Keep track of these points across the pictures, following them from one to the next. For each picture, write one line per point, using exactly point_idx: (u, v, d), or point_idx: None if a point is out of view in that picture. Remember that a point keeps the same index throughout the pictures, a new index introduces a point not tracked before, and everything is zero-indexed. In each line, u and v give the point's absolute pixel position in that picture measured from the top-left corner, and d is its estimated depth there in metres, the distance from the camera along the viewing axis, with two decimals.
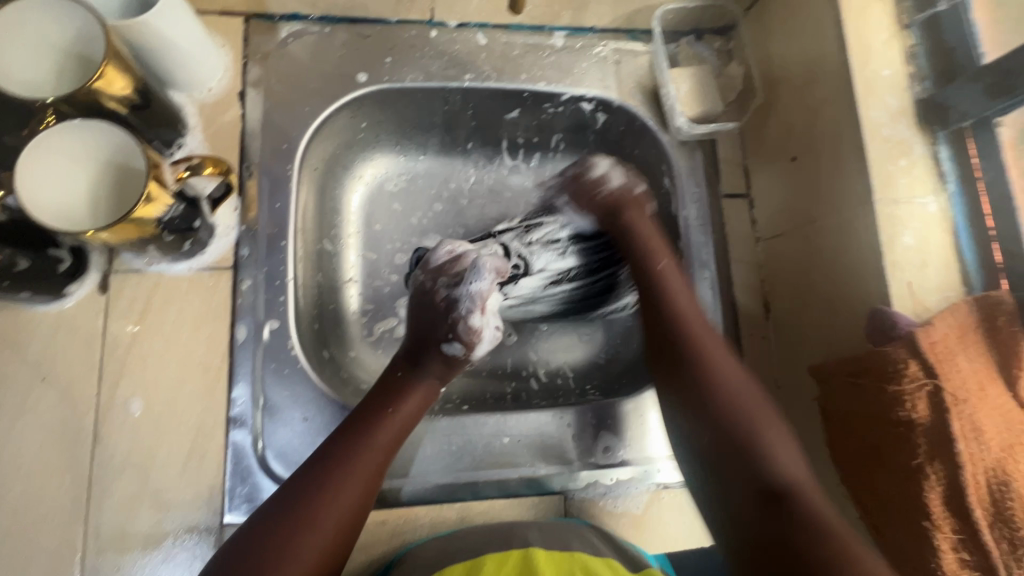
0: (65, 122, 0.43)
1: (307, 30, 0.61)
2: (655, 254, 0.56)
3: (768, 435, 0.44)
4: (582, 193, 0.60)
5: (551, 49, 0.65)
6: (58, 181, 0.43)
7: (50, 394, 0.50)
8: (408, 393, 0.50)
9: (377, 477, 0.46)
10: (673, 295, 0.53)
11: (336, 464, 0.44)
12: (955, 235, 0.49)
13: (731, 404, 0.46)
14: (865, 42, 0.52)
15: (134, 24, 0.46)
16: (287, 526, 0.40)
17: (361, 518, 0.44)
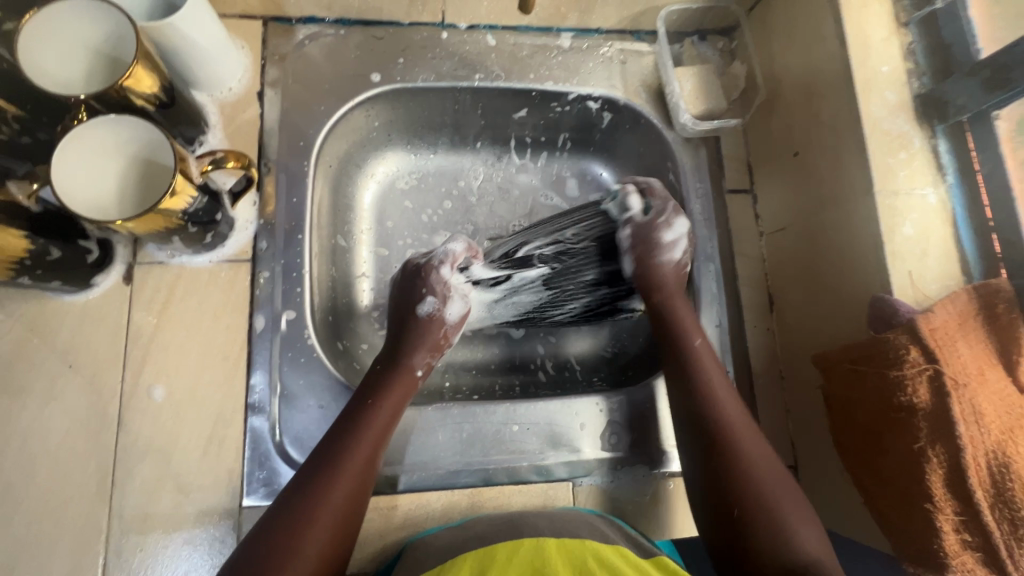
0: (99, 118, 0.45)
1: (323, 33, 0.63)
2: (690, 331, 0.56)
3: (793, 517, 0.46)
4: (654, 249, 0.57)
5: (559, 49, 0.67)
6: (95, 178, 0.46)
7: (77, 380, 0.52)
8: (391, 386, 0.52)
9: (369, 470, 0.48)
10: (706, 379, 0.53)
11: (327, 462, 0.46)
12: (954, 226, 0.50)
13: (756, 482, 0.47)
14: (865, 40, 0.53)
15: (162, 26, 0.49)
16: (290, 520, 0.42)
17: (359, 510, 0.46)
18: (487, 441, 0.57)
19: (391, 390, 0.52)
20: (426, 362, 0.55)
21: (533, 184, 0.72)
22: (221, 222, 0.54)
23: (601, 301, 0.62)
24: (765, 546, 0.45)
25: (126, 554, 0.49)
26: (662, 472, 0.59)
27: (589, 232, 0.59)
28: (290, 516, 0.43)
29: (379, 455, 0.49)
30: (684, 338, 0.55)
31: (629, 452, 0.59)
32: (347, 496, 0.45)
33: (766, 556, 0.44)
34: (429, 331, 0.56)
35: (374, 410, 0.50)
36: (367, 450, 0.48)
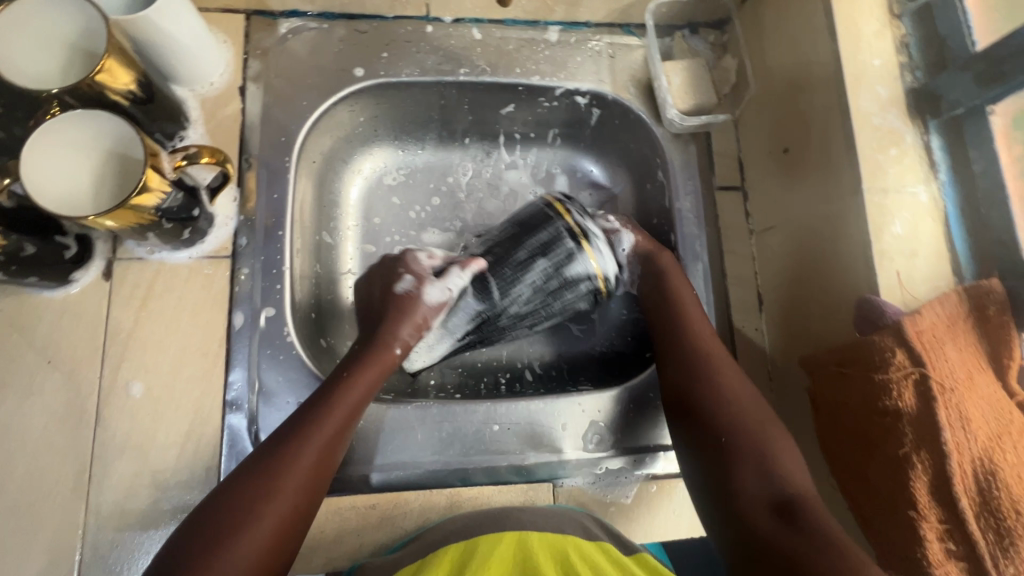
0: (94, 130, 0.46)
1: (306, 27, 0.63)
2: (680, 287, 0.57)
3: (777, 448, 0.46)
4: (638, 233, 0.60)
5: (545, 43, 0.66)
6: (53, 170, 0.45)
7: (55, 376, 0.52)
8: (369, 356, 0.51)
9: (340, 437, 0.47)
10: (696, 332, 0.54)
11: (299, 429, 0.45)
12: (946, 224, 0.48)
13: (739, 419, 0.48)
14: (856, 33, 0.52)
15: (136, 20, 0.48)
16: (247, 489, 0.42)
17: (321, 481, 0.45)
18: (467, 441, 0.57)
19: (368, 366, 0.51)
20: (409, 339, 0.53)
21: (522, 181, 0.71)
22: (199, 217, 0.53)
23: (548, 276, 0.55)
24: (751, 482, 0.45)
25: (102, 550, 0.49)
26: (645, 474, 0.58)
27: (511, 220, 0.58)
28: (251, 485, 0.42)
29: (350, 424, 0.48)
30: (676, 288, 0.56)
31: (612, 453, 0.58)
32: (311, 469, 0.44)
33: (750, 493, 0.44)
34: (413, 305, 0.53)
35: (348, 379, 0.49)
36: (336, 423, 0.47)
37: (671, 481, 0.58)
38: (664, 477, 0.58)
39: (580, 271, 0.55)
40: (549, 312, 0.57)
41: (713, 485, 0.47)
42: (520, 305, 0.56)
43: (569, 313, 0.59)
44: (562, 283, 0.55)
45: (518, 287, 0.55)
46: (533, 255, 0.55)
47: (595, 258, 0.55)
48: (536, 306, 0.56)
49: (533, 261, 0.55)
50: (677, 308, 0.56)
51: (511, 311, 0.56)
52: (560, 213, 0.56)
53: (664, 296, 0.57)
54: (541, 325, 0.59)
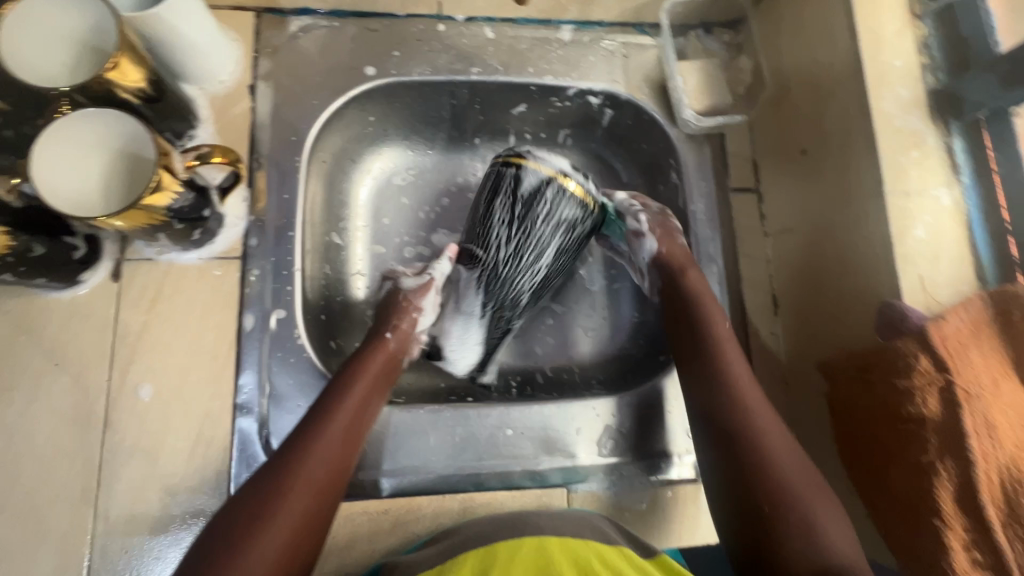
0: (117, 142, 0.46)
1: (317, 25, 0.62)
2: (711, 317, 0.54)
3: (820, 512, 0.43)
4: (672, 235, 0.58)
5: (558, 42, 0.65)
6: (62, 165, 0.44)
7: (63, 378, 0.51)
8: (369, 359, 0.51)
9: (348, 440, 0.47)
10: (723, 361, 0.51)
11: (307, 434, 0.45)
12: (969, 228, 0.48)
13: (775, 471, 0.45)
14: (877, 33, 0.51)
15: (145, 17, 0.47)
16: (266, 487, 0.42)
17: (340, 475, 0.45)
18: (480, 446, 0.56)
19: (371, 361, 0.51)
20: (405, 339, 0.54)
21: None
22: (209, 218, 0.52)
23: (508, 205, 0.53)
24: (791, 544, 0.42)
25: (111, 555, 0.49)
26: (661, 478, 0.57)
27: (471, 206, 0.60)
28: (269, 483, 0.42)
29: (358, 427, 0.48)
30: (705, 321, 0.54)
31: (627, 458, 0.57)
32: (332, 463, 0.44)
33: (792, 558, 0.41)
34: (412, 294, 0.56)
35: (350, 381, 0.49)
36: (345, 422, 0.47)
37: (685, 486, 0.57)
38: (678, 482, 0.58)
39: (535, 185, 0.52)
40: (537, 246, 0.54)
41: (739, 508, 0.45)
42: (504, 251, 0.54)
43: (567, 243, 0.55)
44: (521, 207, 0.52)
45: (491, 235, 0.54)
46: (492, 202, 0.54)
47: (539, 164, 0.52)
48: (518, 242, 0.53)
49: (491, 207, 0.54)
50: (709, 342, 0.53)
51: (499, 259, 0.54)
52: (505, 159, 0.53)
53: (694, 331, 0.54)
54: (545, 262, 0.56)
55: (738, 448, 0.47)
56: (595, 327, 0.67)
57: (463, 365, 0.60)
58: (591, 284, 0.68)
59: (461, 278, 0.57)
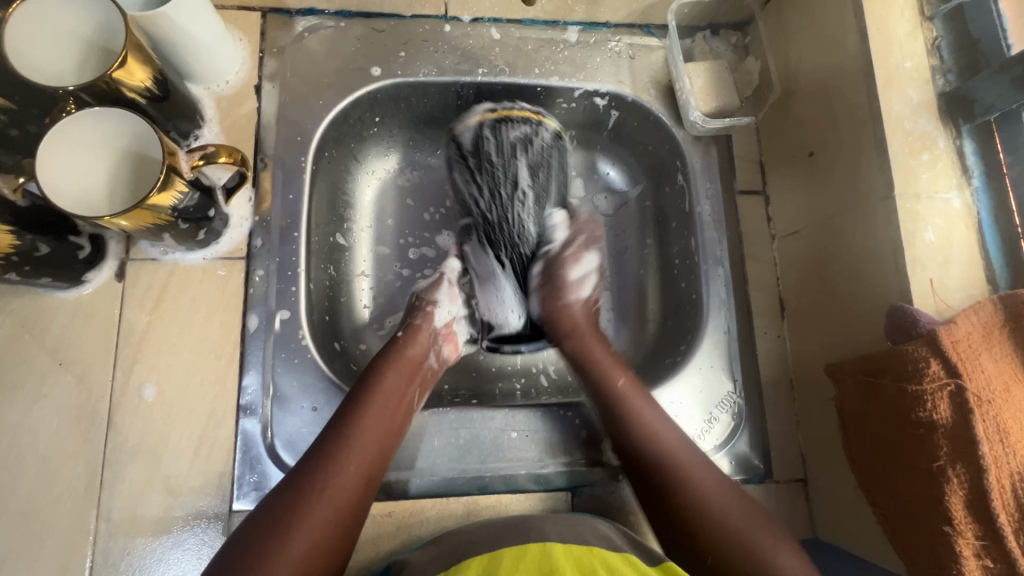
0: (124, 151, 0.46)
1: (323, 25, 0.62)
2: (611, 374, 0.55)
3: (771, 555, 0.45)
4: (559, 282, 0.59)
5: (565, 43, 0.65)
6: (63, 164, 0.44)
7: (66, 378, 0.51)
8: (392, 367, 0.51)
9: (370, 450, 0.47)
10: (636, 415, 0.52)
11: (328, 448, 0.45)
12: (979, 232, 0.47)
13: (719, 520, 0.46)
14: (887, 34, 0.50)
15: (152, 17, 0.47)
16: (296, 496, 0.42)
17: (369, 488, 0.46)
18: (484, 448, 0.55)
19: (398, 368, 0.52)
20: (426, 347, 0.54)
21: None
22: (214, 218, 0.52)
23: (464, 165, 0.57)
24: None
25: (114, 557, 0.48)
26: None
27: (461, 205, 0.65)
28: (299, 492, 0.42)
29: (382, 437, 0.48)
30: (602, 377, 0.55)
31: None
32: (361, 475, 0.45)
33: None
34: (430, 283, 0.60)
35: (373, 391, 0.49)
36: (368, 435, 0.47)
37: None
38: None
39: (473, 137, 0.56)
40: (509, 175, 0.57)
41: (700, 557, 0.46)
42: (483, 200, 0.58)
43: (536, 162, 0.57)
44: (474, 161, 0.57)
45: (468, 198, 0.59)
46: (454, 179, 0.59)
47: (467, 120, 0.57)
48: (487, 183, 0.57)
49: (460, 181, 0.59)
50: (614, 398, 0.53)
51: (483, 209, 0.58)
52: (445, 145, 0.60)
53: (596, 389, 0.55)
54: (524, 181, 0.57)
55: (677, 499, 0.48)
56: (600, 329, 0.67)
57: (516, 318, 0.61)
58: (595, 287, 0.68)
59: (468, 251, 0.61)
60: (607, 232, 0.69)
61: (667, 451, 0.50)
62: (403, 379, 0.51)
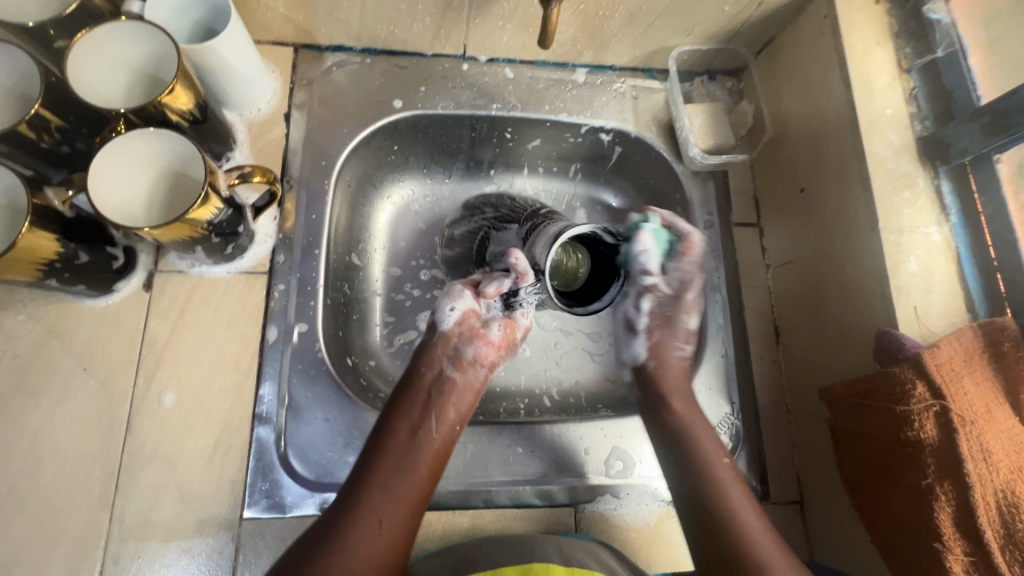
0: (160, 175, 0.50)
1: (350, 61, 0.66)
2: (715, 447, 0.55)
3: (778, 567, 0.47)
4: (677, 327, 0.60)
5: (573, 83, 0.70)
6: (108, 179, 0.47)
7: (89, 383, 0.53)
8: (409, 400, 0.54)
9: (394, 488, 0.49)
10: (715, 461, 0.54)
11: (355, 490, 0.48)
12: (958, 263, 0.51)
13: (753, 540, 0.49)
14: (869, 85, 0.55)
15: (201, 50, 0.51)
16: (340, 540, 0.45)
17: (412, 522, 0.49)
18: (492, 462, 0.57)
19: (416, 396, 0.54)
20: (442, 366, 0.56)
21: None
22: (242, 234, 0.55)
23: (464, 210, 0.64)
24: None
25: (123, 562, 0.49)
26: (664, 500, 0.58)
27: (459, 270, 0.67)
28: (334, 531, 0.46)
29: (403, 473, 0.50)
30: (702, 456, 0.54)
31: (632, 480, 0.58)
32: (402, 512, 0.48)
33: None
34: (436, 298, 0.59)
35: (390, 429, 0.52)
36: (387, 471, 0.49)
37: None
38: None
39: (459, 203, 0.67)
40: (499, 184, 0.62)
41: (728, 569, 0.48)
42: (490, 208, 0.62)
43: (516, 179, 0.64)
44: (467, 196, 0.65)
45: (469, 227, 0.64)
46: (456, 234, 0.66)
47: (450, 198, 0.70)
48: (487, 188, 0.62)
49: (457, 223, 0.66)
50: (713, 479, 0.52)
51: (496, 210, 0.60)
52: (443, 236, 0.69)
53: (691, 468, 0.53)
54: None
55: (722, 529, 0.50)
56: (601, 353, 0.70)
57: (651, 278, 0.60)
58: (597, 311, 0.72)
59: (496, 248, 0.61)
60: None
61: (719, 495, 0.51)
62: (421, 409, 0.53)
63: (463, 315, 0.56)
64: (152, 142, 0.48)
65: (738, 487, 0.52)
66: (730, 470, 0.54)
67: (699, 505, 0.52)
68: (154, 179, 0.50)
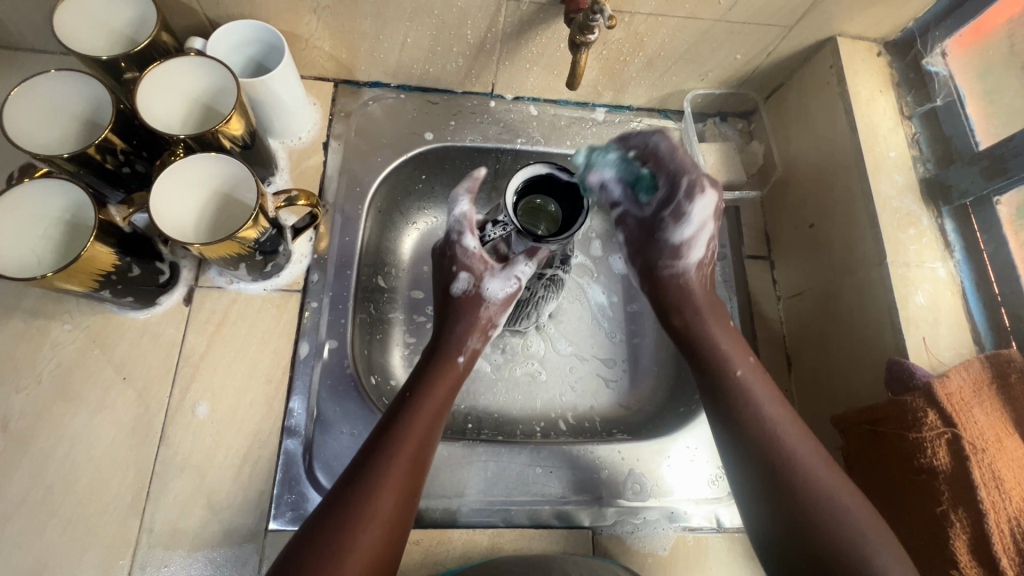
0: (212, 195, 0.54)
1: (385, 95, 0.71)
2: (734, 360, 0.54)
3: (808, 469, 0.48)
4: (664, 246, 0.59)
5: (593, 121, 0.74)
6: (168, 196, 0.51)
7: (127, 392, 0.55)
8: (436, 377, 0.55)
9: (417, 459, 0.50)
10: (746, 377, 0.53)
11: (374, 459, 0.48)
12: (964, 297, 0.54)
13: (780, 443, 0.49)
14: (874, 131, 0.60)
15: (256, 84, 0.56)
16: (364, 492, 0.46)
17: (423, 463, 0.50)
18: (511, 481, 0.58)
19: (443, 376, 0.55)
20: (475, 342, 0.59)
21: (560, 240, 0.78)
22: (280, 253, 0.58)
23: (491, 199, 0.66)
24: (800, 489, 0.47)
25: (150, 569, 0.50)
26: (682, 525, 0.59)
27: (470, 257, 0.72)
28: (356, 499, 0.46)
29: (427, 443, 0.51)
30: (726, 359, 0.54)
31: (649, 504, 0.59)
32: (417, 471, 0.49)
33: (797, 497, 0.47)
34: (475, 311, 0.60)
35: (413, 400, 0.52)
36: (416, 440, 0.50)
37: (706, 534, 0.59)
38: (700, 531, 0.59)
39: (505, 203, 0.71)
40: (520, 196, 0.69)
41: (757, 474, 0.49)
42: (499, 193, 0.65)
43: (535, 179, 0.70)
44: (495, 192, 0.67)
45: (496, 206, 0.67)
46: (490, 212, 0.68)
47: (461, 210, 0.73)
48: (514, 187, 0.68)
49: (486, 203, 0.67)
50: (737, 387, 0.52)
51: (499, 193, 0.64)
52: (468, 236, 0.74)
53: (714, 378, 0.54)
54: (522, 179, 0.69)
55: (750, 438, 0.50)
56: (615, 378, 0.72)
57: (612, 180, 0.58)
58: (611, 337, 0.74)
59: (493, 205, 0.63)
60: (623, 290, 0.77)
61: (745, 407, 0.51)
62: (445, 390, 0.55)
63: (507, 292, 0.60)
64: (206, 169, 0.52)
65: (766, 386, 0.53)
66: (754, 377, 0.53)
67: (725, 410, 0.52)
68: (205, 196, 0.54)
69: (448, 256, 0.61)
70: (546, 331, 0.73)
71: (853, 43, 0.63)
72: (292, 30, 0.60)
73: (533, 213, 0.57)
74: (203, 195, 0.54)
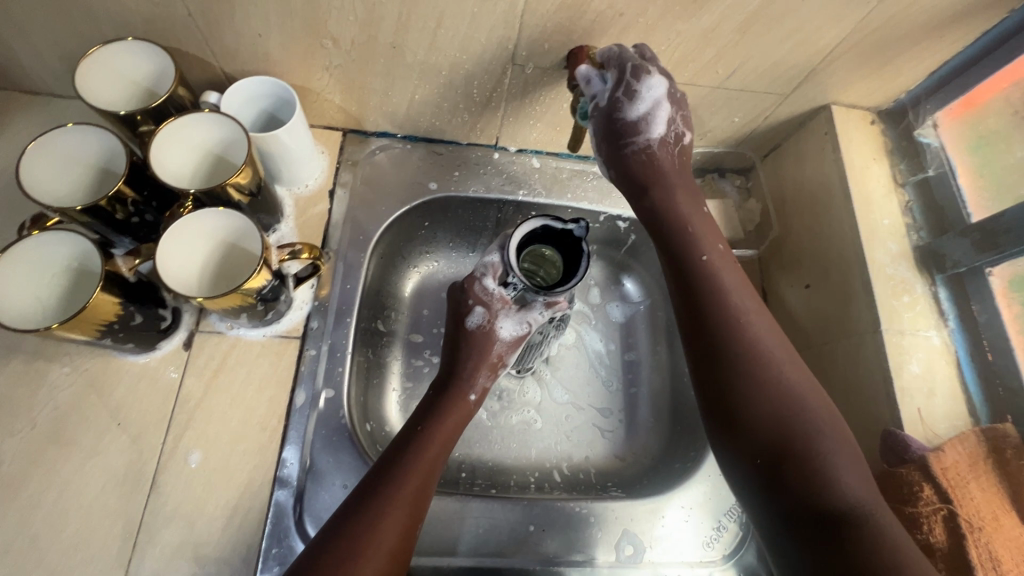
0: (210, 246, 0.55)
1: (392, 145, 0.72)
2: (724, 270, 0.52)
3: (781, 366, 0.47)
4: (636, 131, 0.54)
5: (594, 174, 0.76)
6: (173, 250, 0.52)
7: (120, 438, 0.55)
8: (444, 416, 0.55)
9: (422, 494, 0.49)
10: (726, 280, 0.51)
11: (374, 497, 0.47)
12: (959, 367, 0.55)
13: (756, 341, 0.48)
14: (868, 197, 0.61)
15: (268, 137, 0.58)
16: (361, 530, 0.45)
17: (425, 499, 0.50)
18: (504, 538, 0.58)
19: (453, 412, 0.55)
20: (485, 381, 0.59)
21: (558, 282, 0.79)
22: (281, 301, 0.59)
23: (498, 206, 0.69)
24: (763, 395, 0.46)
25: None
26: None
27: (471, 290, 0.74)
28: (353, 538, 0.45)
29: (431, 480, 0.51)
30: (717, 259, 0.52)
31: (641, 565, 0.58)
32: (419, 506, 0.49)
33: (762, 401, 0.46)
34: (486, 348, 0.59)
35: (423, 436, 0.52)
36: (421, 477, 0.50)
37: None
38: None
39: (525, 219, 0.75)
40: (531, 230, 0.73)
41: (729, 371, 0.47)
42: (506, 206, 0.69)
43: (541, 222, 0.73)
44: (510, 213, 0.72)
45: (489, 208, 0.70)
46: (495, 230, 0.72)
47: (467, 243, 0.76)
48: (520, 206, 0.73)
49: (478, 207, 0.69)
50: (719, 291, 0.50)
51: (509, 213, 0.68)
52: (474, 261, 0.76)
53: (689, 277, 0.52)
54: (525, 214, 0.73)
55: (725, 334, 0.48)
56: (611, 429, 0.72)
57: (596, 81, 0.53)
58: (607, 386, 0.74)
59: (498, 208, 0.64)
60: (620, 339, 0.77)
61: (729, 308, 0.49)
62: (453, 427, 0.55)
63: (515, 337, 0.60)
64: (208, 223, 0.54)
65: (732, 271, 0.52)
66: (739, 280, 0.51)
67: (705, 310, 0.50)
68: (204, 248, 0.55)
69: (464, 291, 0.61)
70: (542, 377, 0.73)
71: (847, 111, 0.65)
72: (305, 85, 0.62)
73: (538, 261, 0.59)
74: (202, 248, 0.55)
